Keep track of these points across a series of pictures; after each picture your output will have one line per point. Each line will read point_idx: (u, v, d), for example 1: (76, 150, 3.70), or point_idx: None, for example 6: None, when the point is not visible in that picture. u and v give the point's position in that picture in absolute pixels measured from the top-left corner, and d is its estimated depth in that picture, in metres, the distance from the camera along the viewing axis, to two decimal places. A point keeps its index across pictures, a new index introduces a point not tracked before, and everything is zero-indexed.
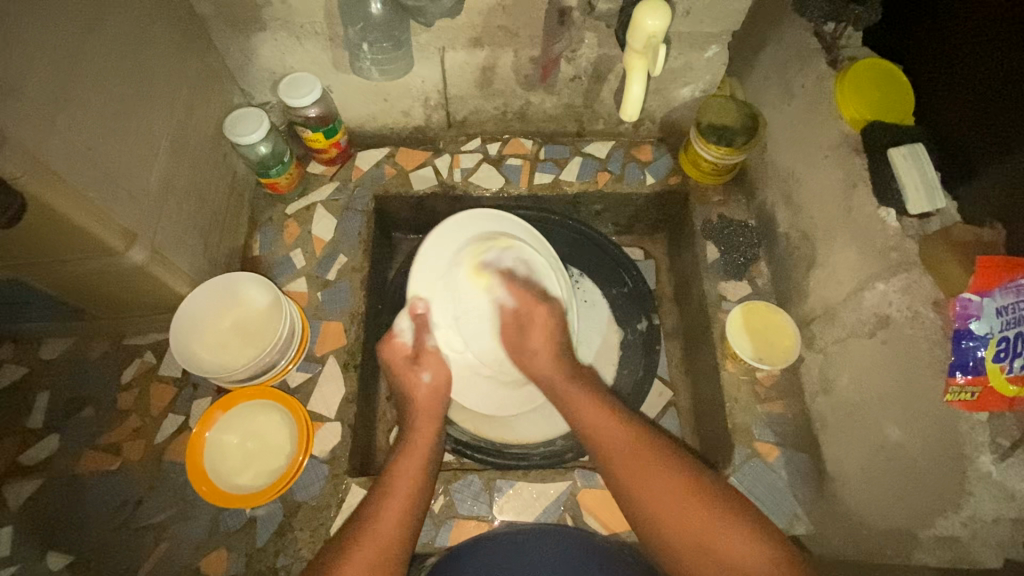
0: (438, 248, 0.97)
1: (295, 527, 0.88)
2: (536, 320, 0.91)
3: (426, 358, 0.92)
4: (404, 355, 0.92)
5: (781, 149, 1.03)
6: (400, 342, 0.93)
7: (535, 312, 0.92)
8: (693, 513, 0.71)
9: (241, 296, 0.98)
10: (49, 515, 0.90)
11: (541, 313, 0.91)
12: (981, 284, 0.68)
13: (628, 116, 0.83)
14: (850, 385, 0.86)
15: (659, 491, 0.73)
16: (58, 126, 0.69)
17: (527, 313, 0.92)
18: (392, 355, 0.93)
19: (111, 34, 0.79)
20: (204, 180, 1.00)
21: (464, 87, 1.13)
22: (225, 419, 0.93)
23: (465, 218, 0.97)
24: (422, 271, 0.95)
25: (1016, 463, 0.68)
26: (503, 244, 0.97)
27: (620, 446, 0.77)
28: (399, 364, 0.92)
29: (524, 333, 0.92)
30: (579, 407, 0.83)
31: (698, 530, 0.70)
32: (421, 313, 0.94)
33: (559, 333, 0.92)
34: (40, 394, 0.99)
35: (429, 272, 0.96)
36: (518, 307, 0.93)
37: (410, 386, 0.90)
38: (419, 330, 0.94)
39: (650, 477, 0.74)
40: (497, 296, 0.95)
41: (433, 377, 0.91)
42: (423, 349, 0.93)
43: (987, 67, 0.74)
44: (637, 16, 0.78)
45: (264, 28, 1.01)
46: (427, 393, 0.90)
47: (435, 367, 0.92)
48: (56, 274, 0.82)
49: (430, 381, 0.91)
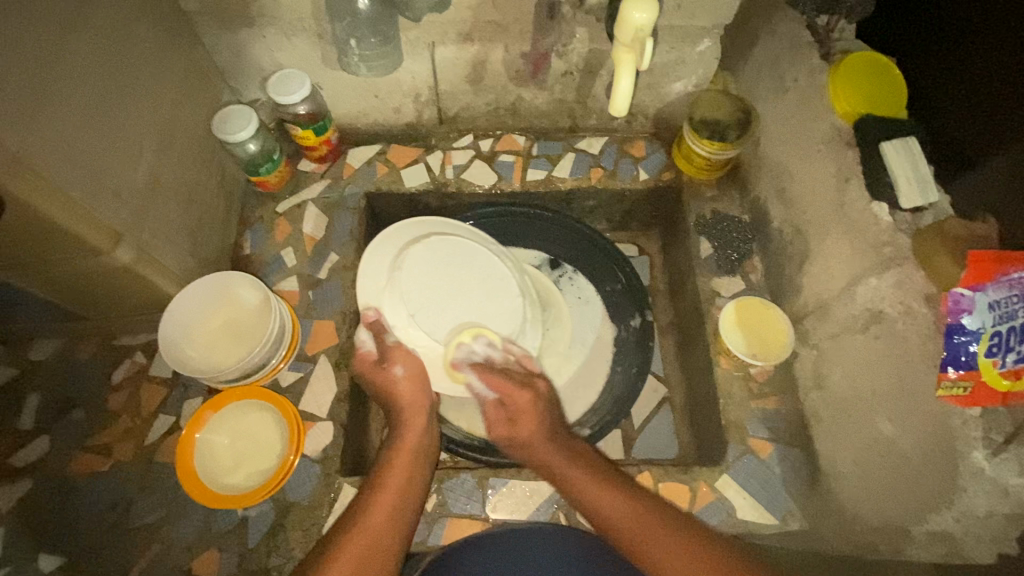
0: (377, 263, 0.94)
1: (288, 527, 0.87)
2: (522, 408, 0.85)
3: (393, 354, 0.87)
4: (371, 360, 0.89)
5: (773, 144, 1.02)
6: (365, 351, 0.90)
7: (518, 400, 0.85)
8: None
9: (230, 296, 0.97)
10: (39, 517, 0.90)
11: (526, 399, 0.85)
12: (974, 279, 0.67)
13: (618, 110, 0.84)
14: (842, 380, 0.85)
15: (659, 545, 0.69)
16: (42, 127, 0.68)
17: (512, 401, 0.85)
18: (360, 365, 0.90)
19: (96, 30, 0.78)
20: (194, 178, 0.99)
21: (455, 83, 1.12)
22: (215, 420, 0.92)
23: (410, 224, 0.96)
24: (366, 285, 0.92)
25: (1009, 459, 0.68)
26: (435, 243, 0.92)
27: (611, 507, 0.74)
28: (368, 368, 0.89)
29: (516, 424, 0.85)
30: (583, 487, 0.77)
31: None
32: (376, 320, 0.89)
33: (549, 421, 0.85)
34: (29, 395, 0.98)
35: (375, 281, 0.93)
36: (501, 397, 0.86)
37: (388, 385, 0.87)
38: (378, 334, 0.89)
39: (671, 556, 0.68)
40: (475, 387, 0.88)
41: (408, 368, 0.87)
42: (387, 348, 0.88)
43: (984, 58, 0.72)
44: (624, 10, 0.77)
45: (252, 24, 1.01)
46: (407, 387, 0.87)
47: (408, 359, 0.88)
48: (43, 274, 0.81)
49: (404, 374, 0.87)
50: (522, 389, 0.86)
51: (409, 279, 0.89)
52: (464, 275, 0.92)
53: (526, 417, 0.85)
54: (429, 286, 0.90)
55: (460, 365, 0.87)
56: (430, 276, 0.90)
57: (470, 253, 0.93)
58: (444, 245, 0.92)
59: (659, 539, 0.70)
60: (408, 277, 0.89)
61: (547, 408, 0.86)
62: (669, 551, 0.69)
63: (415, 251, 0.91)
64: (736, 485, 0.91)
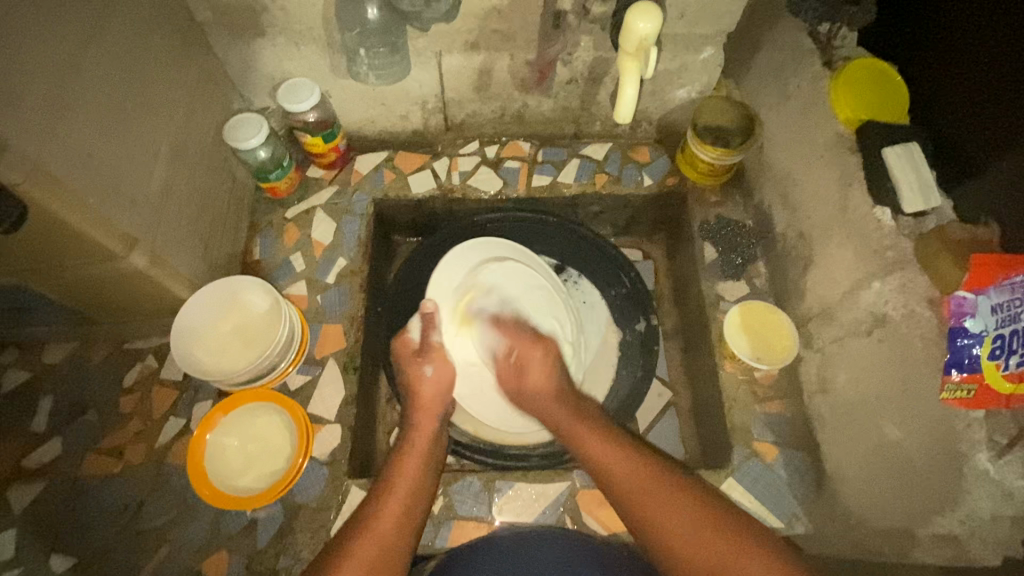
0: (454, 267, 1.03)
1: (296, 529, 0.88)
2: (532, 365, 0.91)
3: (432, 353, 0.93)
4: (412, 349, 0.94)
5: (776, 149, 1.03)
6: (408, 337, 0.95)
7: (533, 357, 0.91)
8: (713, 551, 0.67)
9: (241, 301, 0.98)
10: (52, 518, 0.91)
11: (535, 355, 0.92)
12: (975, 283, 0.68)
13: (621, 117, 0.85)
14: (847, 384, 0.86)
15: (667, 511, 0.71)
16: (60, 134, 0.69)
17: (525, 358, 0.92)
18: (401, 348, 0.95)
19: (112, 41, 0.80)
20: (205, 184, 1.01)
21: (462, 91, 1.13)
22: (225, 422, 0.93)
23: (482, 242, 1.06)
24: (438, 283, 1.01)
25: (1013, 461, 0.69)
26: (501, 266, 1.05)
27: (626, 474, 0.75)
28: (406, 356, 0.94)
29: (522, 374, 0.91)
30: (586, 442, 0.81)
31: (715, 559, 0.66)
32: (431, 313, 0.95)
33: (558, 372, 0.91)
34: (43, 398, 1.00)
35: (448, 279, 1.02)
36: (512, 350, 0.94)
37: (414, 380, 0.92)
38: (427, 329, 0.95)
39: (671, 511, 0.71)
40: (482, 336, 0.99)
41: (438, 371, 0.92)
42: (429, 345, 0.94)
43: (985, 62, 0.73)
44: (628, 19, 0.78)
45: (262, 34, 1.02)
46: (430, 388, 0.91)
47: (440, 364, 0.93)
48: (58, 279, 0.83)
49: (432, 375, 0.92)
50: (535, 343, 0.93)
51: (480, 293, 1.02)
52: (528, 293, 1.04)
53: (536, 366, 0.91)
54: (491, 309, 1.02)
55: (473, 314, 1.01)
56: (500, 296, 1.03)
57: (535, 286, 1.05)
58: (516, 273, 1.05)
59: (666, 506, 0.71)
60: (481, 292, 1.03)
61: (555, 365, 0.91)
62: (673, 514, 0.70)
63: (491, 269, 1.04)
64: (742, 488, 0.91)
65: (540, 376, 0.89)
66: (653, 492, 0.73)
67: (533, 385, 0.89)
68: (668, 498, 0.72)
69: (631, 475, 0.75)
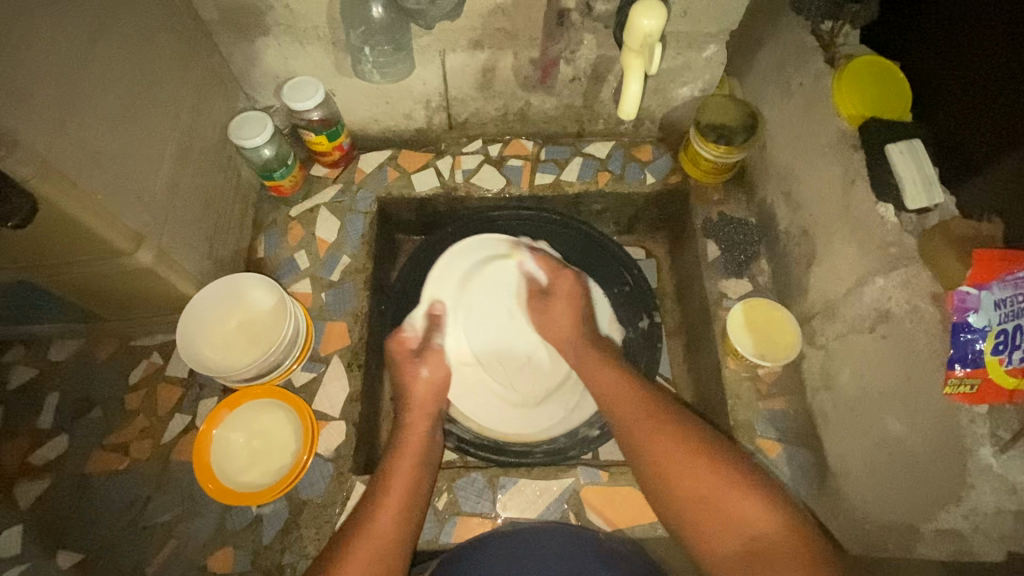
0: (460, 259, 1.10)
1: (301, 525, 0.89)
2: (562, 288, 1.02)
3: (428, 355, 0.98)
4: (410, 349, 0.98)
5: (779, 147, 1.04)
6: (406, 336, 1.00)
7: (563, 280, 1.02)
8: (688, 469, 0.75)
9: (246, 298, 0.99)
10: (58, 514, 0.92)
11: (568, 282, 1.02)
12: (979, 278, 0.68)
13: (626, 113, 0.83)
14: (851, 381, 0.86)
15: (656, 438, 0.79)
16: (69, 131, 0.70)
17: (556, 283, 1.03)
18: (397, 347, 0.98)
19: (119, 39, 0.80)
20: (210, 182, 1.02)
21: (466, 89, 1.14)
22: (231, 418, 0.94)
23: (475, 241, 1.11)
24: (437, 279, 1.08)
25: (1016, 455, 0.68)
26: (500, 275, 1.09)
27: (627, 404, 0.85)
28: (403, 355, 0.97)
29: (551, 303, 1.01)
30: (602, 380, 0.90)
31: (697, 485, 0.74)
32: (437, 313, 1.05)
33: (582, 298, 1.01)
34: (48, 396, 1.00)
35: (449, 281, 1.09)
36: (547, 278, 1.04)
37: (408, 381, 0.94)
38: (431, 325, 1.03)
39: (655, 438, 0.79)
40: (526, 268, 1.08)
41: (432, 372, 0.95)
42: (427, 348, 0.99)
43: (988, 61, 0.73)
44: (632, 16, 0.79)
45: (267, 33, 1.03)
46: (424, 388, 0.94)
47: (435, 364, 0.96)
48: (66, 275, 0.83)
49: (427, 376, 0.95)
50: (565, 274, 1.03)
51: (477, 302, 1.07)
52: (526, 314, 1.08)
53: (563, 295, 1.01)
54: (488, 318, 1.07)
55: (519, 246, 1.10)
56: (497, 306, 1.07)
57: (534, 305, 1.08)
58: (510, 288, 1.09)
59: (653, 433, 0.79)
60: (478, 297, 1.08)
61: (583, 295, 1.01)
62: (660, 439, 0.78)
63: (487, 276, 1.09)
64: None
65: (564, 297, 1.01)
66: (648, 421, 0.81)
67: (557, 310, 1.00)
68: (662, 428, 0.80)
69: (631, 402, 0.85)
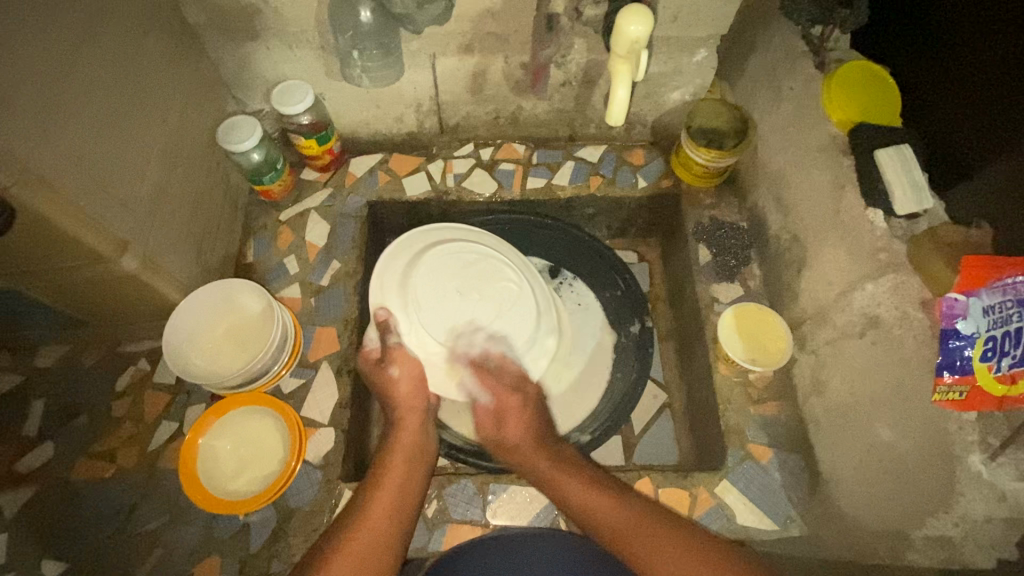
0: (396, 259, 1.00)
1: (289, 533, 0.88)
2: (511, 417, 0.90)
3: (392, 354, 0.92)
4: (374, 358, 0.94)
5: (770, 151, 1.03)
6: (368, 348, 0.95)
7: (510, 406, 0.91)
8: None
9: (234, 304, 0.98)
10: (43, 523, 0.91)
11: (516, 405, 0.91)
12: (967, 284, 0.68)
13: (614, 120, 0.83)
14: (841, 386, 0.85)
15: (670, 553, 0.70)
16: (52, 137, 0.69)
17: (503, 403, 0.91)
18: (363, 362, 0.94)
19: (104, 44, 0.79)
20: (199, 187, 1.01)
21: (456, 93, 1.13)
22: (218, 426, 0.93)
23: (402, 241, 1.01)
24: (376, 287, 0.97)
25: (1006, 464, 0.69)
26: (446, 256, 0.99)
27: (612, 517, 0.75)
28: (370, 366, 0.93)
29: (505, 423, 0.90)
30: (565, 487, 0.80)
31: None
32: (385, 320, 0.94)
33: (534, 420, 0.90)
34: (34, 402, 0.99)
35: (389, 281, 0.98)
36: (494, 403, 0.92)
37: (383, 385, 0.91)
38: (383, 334, 0.94)
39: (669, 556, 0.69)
40: (468, 389, 0.94)
41: (403, 371, 0.91)
42: (388, 348, 0.93)
43: (978, 67, 0.73)
44: (620, 23, 0.78)
45: (257, 36, 1.02)
46: (404, 386, 0.91)
47: (405, 362, 0.92)
48: (51, 281, 0.82)
49: (400, 376, 0.91)
50: (513, 392, 0.92)
51: (421, 292, 0.95)
52: (488, 287, 0.98)
53: (513, 415, 0.90)
54: (438, 301, 0.96)
55: (456, 361, 0.94)
56: (447, 289, 0.97)
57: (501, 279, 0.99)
58: (461, 266, 0.99)
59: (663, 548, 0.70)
60: (421, 287, 0.96)
61: (533, 412, 0.91)
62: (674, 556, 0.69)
63: (430, 259, 0.98)
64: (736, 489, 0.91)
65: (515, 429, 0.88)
66: (651, 535, 0.72)
67: (511, 434, 0.89)
68: (670, 546, 0.70)
69: (616, 515, 0.75)
